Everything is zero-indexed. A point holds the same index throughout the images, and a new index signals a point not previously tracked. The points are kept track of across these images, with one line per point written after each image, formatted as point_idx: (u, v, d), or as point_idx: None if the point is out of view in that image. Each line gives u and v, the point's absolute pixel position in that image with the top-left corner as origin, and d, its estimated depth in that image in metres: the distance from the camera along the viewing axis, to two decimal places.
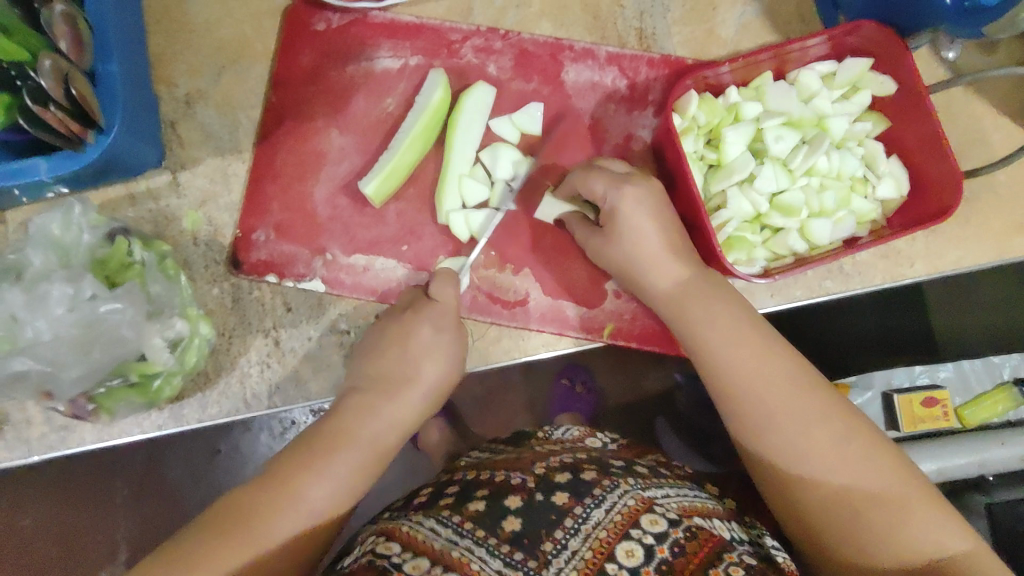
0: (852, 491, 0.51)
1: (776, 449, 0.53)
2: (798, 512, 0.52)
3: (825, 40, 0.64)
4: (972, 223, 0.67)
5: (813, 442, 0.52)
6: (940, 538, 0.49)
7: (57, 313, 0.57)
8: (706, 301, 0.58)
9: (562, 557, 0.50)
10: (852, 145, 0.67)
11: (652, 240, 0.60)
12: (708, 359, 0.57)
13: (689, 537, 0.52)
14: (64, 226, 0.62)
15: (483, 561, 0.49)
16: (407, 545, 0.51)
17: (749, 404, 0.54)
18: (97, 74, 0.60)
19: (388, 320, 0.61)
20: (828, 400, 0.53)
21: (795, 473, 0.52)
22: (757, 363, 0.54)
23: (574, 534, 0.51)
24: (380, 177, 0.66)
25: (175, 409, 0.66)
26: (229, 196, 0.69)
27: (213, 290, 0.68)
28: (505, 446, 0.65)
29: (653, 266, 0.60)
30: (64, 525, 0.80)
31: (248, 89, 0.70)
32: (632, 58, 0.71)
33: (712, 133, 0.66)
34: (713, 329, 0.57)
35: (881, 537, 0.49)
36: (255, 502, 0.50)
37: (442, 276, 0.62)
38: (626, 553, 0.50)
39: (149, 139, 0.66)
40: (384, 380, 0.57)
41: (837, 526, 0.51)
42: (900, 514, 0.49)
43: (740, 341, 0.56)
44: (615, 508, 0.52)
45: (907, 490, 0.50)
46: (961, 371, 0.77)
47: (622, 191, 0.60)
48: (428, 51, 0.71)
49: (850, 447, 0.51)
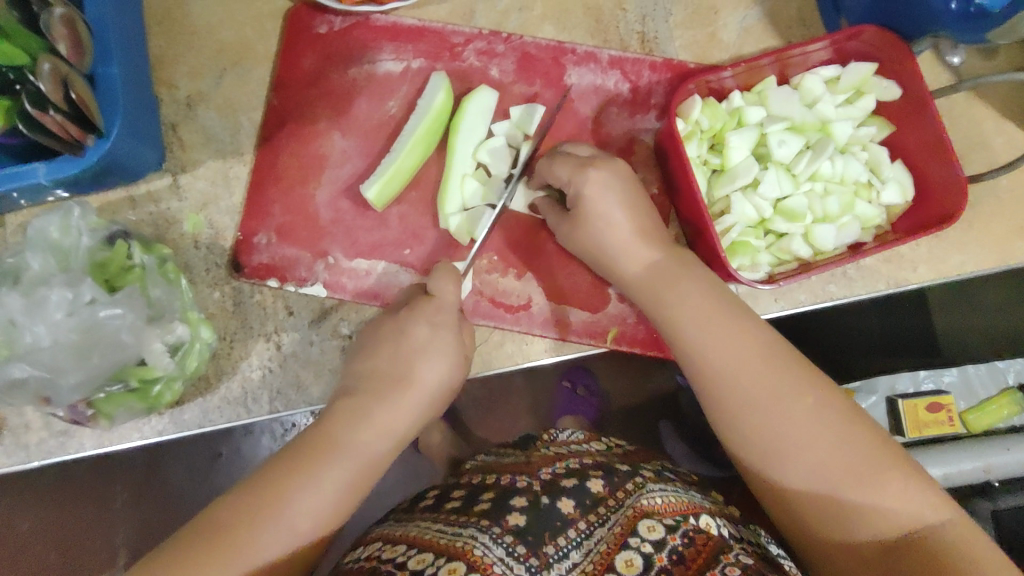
0: (828, 469, 0.49)
1: (752, 429, 0.51)
2: (778, 492, 0.51)
3: (828, 45, 0.63)
4: (975, 228, 0.67)
5: (790, 420, 0.50)
6: (920, 511, 0.47)
7: (54, 319, 0.58)
8: (679, 282, 0.57)
9: (563, 564, 0.49)
10: (856, 149, 0.67)
11: (624, 227, 0.60)
12: (680, 337, 0.56)
13: (687, 543, 0.50)
14: (63, 229, 0.61)
15: (487, 548, 0.48)
16: (413, 544, 0.50)
17: (723, 384, 0.52)
18: (97, 76, 0.60)
19: (384, 317, 0.61)
20: (805, 376, 0.51)
21: (772, 454, 0.50)
22: (728, 340, 0.53)
23: (576, 546, 0.50)
24: (382, 181, 0.66)
25: (176, 414, 0.66)
26: (231, 199, 0.69)
27: (214, 294, 0.68)
28: (513, 450, 0.64)
29: (625, 251, 0.60)
30: (63, 530, 0.79)
31: (250, 92, 0.70)
32: (634, 61, 0.70)
33: (715, 137, 0.66)
34: (686, 308, 0.56)
35: (860, 514, 0.48)
36: (233, 514, 0.49)
37: (441, 272, 0.61)
38: (626, 562, 0.49)
39: (149, 141, 0.65)
40: (381, 378, 0.57)
41: (816, 506, 0.49)
42: (880, 491, 0.48)
43: (712, 318, 0.54)
44: (615, 521, 0.52)
45: (885, 463, 0.48)
46: (965, 375, 0.78)
47: (585, 176, 0.60)
48: (430, 54, 0.70)
49: (826, 423, 0.49)
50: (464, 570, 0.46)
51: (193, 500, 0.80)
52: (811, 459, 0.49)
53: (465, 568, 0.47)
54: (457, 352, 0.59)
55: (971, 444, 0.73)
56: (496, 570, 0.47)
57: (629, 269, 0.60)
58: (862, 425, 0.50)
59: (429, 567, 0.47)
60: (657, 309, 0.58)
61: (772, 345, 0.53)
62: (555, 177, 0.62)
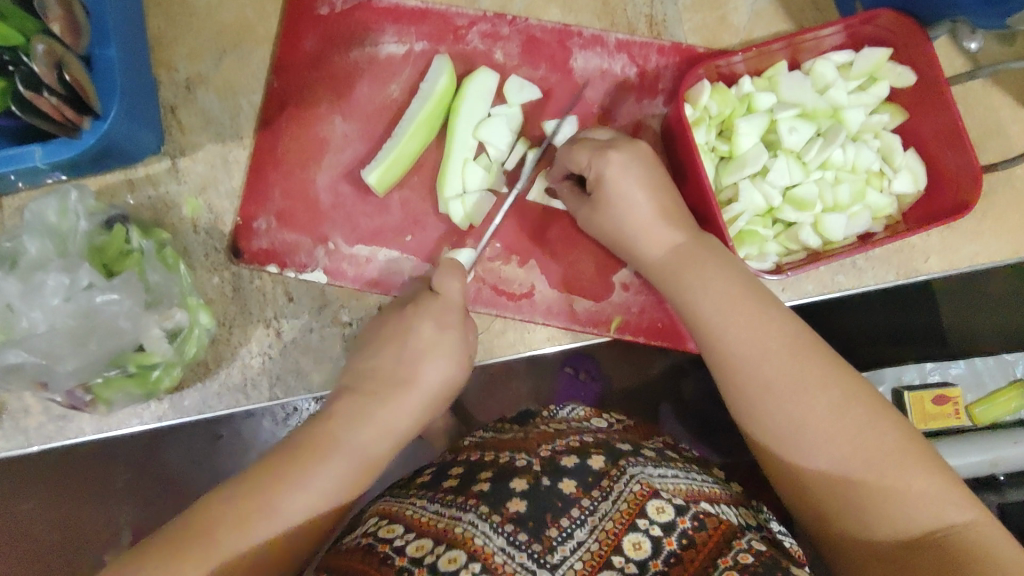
0: (849, 461, 0.48)
1: (772, 417, 0.50)
2: (797, 481, 0.50)
3: (841, 29, 0.62)
4: (989, 218, 0.66)
5: (812, 411, 0.49)
6: (942, 508, 0.46)
7: (52, 304, 0.57)
8: (702, 266, 0.56)
9: (568, 546, 0.48)
10: (868, 137, 0.65)
11: (642, 210, 0.59)
12: (704, 326, 0.55)
13: (698, 527, 0.49)
14: (61, 212, 0.61)
15: (486, 536, 0.47)
16: (410, 526, 0.49)
17: (745, 370, 0.52)
18: (93, 58, 0.58)
19: (389, 314, 0.60)
20: (827, 364, 0.50)
21: (794, 442, 0.49)
22: (754, 329, 0.52)
23: (580, 525, 0.49)
24: (382, 167, 0.65)
25: (175, 400, 0.65)
26: (230, 183, 0.68)
27: (213, 279, 0.67)
28: (511, 425, 0.63)
29: (644, 234, 0.59)
30: (62, 510, 0.79)
31: (249, 74, 0.69)
32: (642, 45, 0.69)
33: (724, 124, 0.65)
34: (706, 295, 0.55)
35: (877, 506, 0.47)
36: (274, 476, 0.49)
37: (445, 268, 0.59)
38: (634, 545, 0.48)
39: (148, 124, 0.64)
40: (382, 377, 0.56)
41: (835, 497, 0.48)
42: (903, 484, 0.46)
43: (735, 305, 0.54)
44: (621, 498, 0.50)
45: (909, 458, 0.47)
46: (973, 368, 0.77)
47: (606, 159, 0.59)
48: (434, 36, 0.69)
49: (850, 415, 0.48)
50: (464, 559, 0.46)
51: (193, 480, 0.79)
52: (833, 450, 0.48)
53: (465, 556, 0.46)
54: (460, 348, 0.59)
55: (978, 437, 0.72)
56: (498, 561, 0.46)
57: (652, 253, 0.60)
58: (884, 414, 0.49)
59: (429, 555, 0.46)
60: (678, 293, 0.57)
61: (797, 334, 0.52)
62: (576, 163, 0.61)
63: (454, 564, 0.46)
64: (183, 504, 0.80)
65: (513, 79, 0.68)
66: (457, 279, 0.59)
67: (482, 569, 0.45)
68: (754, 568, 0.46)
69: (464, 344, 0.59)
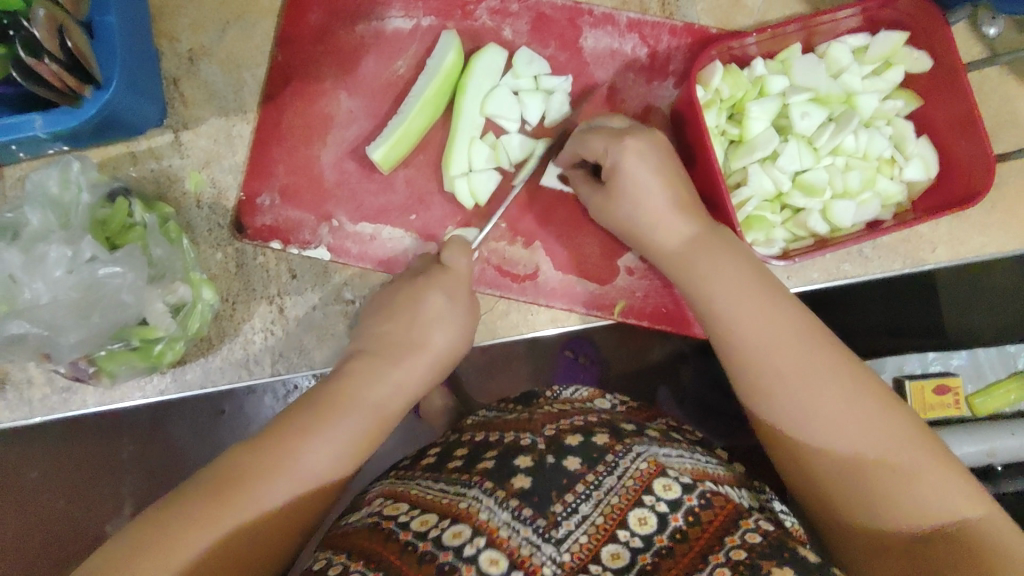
0: (859, 452, 0.48)
1: (781, 407, 0.50)
2: (807, 473, 0.50)
3: (858, 13, 0.61)
4: (998, 209, 0.65)
5: (823, 400, 0.49)
6: (951, 499, 0.46)
7: (54, 276, 0.56)
8: (716, 255, 0.56)
9: (573, 520, 0.48)
10: (881, 124, 0.65)
11: (651, 194, 0.58)
12: (717, 320, 0.55)
13: (704, 505, 0.49)
14: (63, 183, 0.60)
15: (491, 510, 0.47)
16: (417, 504, 0.49)
17: (754, 364, 0.52)
18: (95, 26, 0.57)
19: (399, 285, 0.60)
20: (843, 361, 0.50)
21: (802, 436, 0.49)
22: (765, 320, 0.52)
23: (585, 499, 0.49)
24: (389, 144, 0.64)
25: (178, 373, 0.65)
26: (233, 157, 0.67)
27: (216, 255, 0.66)
28: (514, 405, 0.62)
29: (656, 224, 0.58)
30: (65, 480, 0.80)
31: (254, 47, 0.68)
32: (654, 24, 0.68)
33: (735, 107, 0.64)
34: (720, 283, 0.55)
35: (890, 499, 0.47)
36: (287, 437, 0.49)
37: (455, 246, 0.60)
38: (638, 520, 0.48)
39: (149, 96, 0.63)
40: (383, 351, 0.56)
41: (844, 486, 0.48)
42: (912, 476, 0.46)
43: (746, 297, 0.53)
44: (628, 474, 0.50)
45: (918, 449, 0.47)
46: (975, 359, 0.76)
47: (623, 146, 0.58)
48: (441, 12, 0.68)
49: (862, 406, 0.48)
50: (469, 534, 0.46)
51: (196, 455, 0.80)
52: (842, 440, 0.48)
53: (470, 531, 0.46)
54: (467, 323, 0.59)
55: (977, 428, 0.72)
56: (503, 534, 0.46)
57: (663, 242, 0.59)
58: (898, 412, 0.49)
59: (432, 530, 0.46)
60: (687, 280, 0.57)
61: (808, 325, 0.52)
62: (591, 150, 0.60)
63: (458, 538, 0.46)
64: (185, 477, 0.80)
65: (522, 52, 0.67)
66: (469, 256, 0.59)
67: (487, 545, 0.45)
68: (762, 548, 0.46)
69: (472, 315, 0.60)
